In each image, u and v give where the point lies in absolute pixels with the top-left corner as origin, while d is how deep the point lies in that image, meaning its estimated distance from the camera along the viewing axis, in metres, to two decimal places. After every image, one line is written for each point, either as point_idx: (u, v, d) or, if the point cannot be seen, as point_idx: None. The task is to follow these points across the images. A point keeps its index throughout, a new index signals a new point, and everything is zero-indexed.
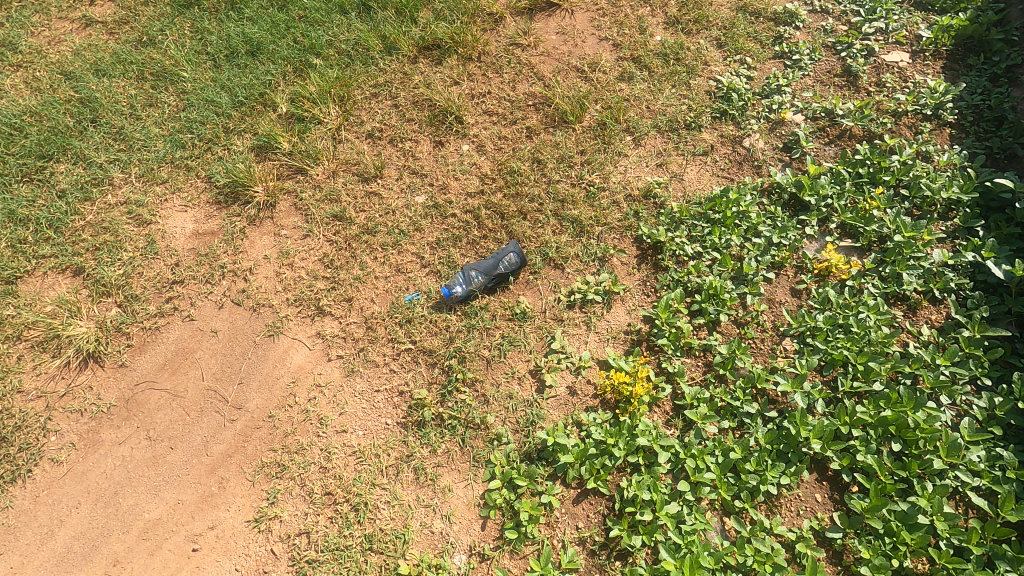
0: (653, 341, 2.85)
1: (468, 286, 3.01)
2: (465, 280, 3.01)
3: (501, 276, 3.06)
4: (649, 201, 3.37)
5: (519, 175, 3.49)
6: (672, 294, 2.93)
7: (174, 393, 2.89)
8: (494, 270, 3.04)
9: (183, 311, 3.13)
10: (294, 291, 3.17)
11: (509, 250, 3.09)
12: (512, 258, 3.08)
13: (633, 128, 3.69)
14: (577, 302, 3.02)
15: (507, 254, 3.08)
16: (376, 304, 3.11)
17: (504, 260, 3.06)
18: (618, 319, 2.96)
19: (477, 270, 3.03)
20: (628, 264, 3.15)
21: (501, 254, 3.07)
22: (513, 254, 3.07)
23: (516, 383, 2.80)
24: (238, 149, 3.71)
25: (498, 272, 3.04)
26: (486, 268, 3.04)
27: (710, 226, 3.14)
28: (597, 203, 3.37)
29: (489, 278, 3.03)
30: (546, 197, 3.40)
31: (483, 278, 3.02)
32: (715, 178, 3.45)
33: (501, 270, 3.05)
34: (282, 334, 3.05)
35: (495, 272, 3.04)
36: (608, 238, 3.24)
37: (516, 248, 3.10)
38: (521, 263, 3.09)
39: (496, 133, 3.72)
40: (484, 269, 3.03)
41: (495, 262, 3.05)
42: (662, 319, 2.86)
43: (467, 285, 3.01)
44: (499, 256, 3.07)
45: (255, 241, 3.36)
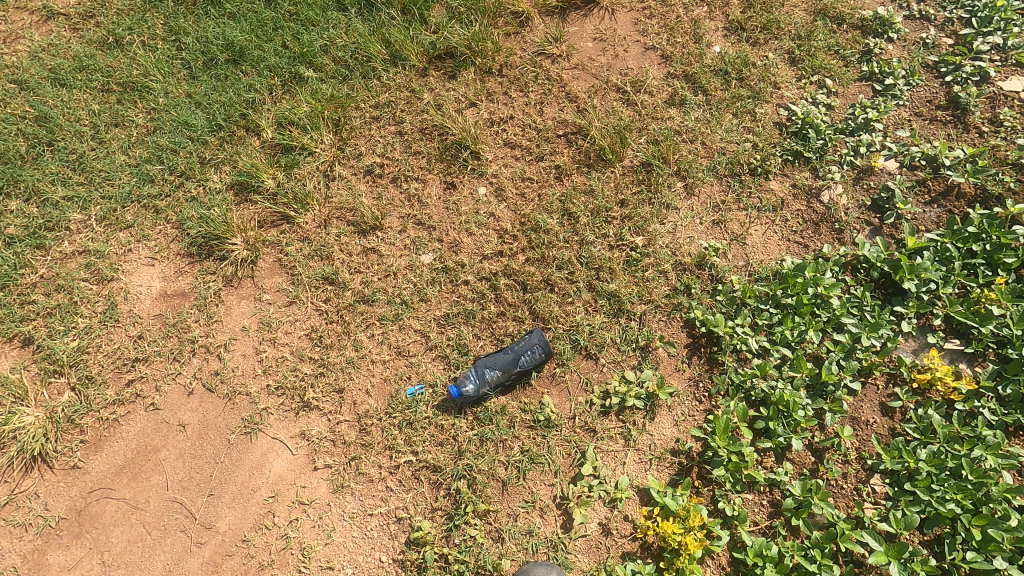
0: (706, 467, 2.33)
1: (481, 386, 2.47)
2: (477, 377, 2.47)
3: (520, 373, 2.51)
4: (704, 271, 2.76)
5: (545, 231, 2.89)
6: (731, 407, 2.39)
7: (133, 505, 2.45)
8: (513, 365, 2.49)
9: (146, 397, 2.66)
10: (276, 376, 2.68)
11: (533, 339, 2.53)
12: (535, 349, 2.52)
13: (685, 170, 3.04)
14: (613, 408, 2.49)
15: (529, 344, 2.52)
16: (371, 399, 2.60)
17: (525, 352, 2.51)
18: (663, 434, 2.43)
19: (491, 365, 2.49)
20: (676, 358, 2.59)
21: (522, 344, 2.52)
22: (537, 345, 2.52)
23: (538, 515, 2.33)
24: (214, 186, 3.14)
25: (517, 368, 2.50)
26: (502, 363, 2.49)
27: (780, 314, 2.55)
28: (640, 272, 2.77)
29: (505, 376, 2.48)
30: (577, 262, 2.80)
31: (498, 376, 2.48)
32: (785, 243, 2.82)
33: (521, 365, 2.50)
34: (260, 433, 2.58)
35: (514, 367, 2.49)
36: (652, 321, 2.67)
37: (541, 337, 2.54)
38: (546, 355, 2.53)
39: (519, 173, 3.09)
40: (500, 364, 2.49)
41: (515, 355, 2.50)
42: (719, 441, 2.32)
43: (479, 384, 2.47)
44: (520, 347, 2.52)
45: (232, 308, 2.85)
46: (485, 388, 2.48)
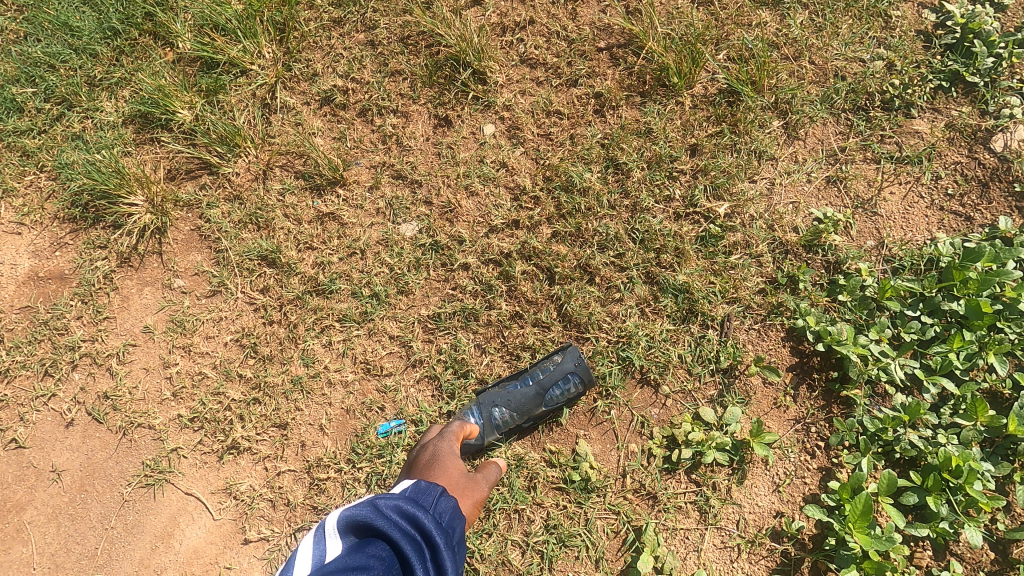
0: (826, 563, 1.55)
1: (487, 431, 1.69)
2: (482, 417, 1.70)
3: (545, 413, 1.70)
4: (816, 256, 1.87)
5: (581, 191, 1.99)
6: (866, 472, 1.58)
7: None
8: (535, 401, 1.69)
9: (8, 431, 1.87)
10: (191, 403, 1.87)
11: (568, 363, 1.71)
12: (569, 378, 1.70)
13: (787, 102, 2.06)
14: (683, 464, 1.68)
15: (561, 370, 1.70)
16: (328, 439, 1.81)
17: (554, 383, 1.70)
18: (759, 507, 1.64)
19: (504, 400, 1.71)
20: (776, 388, 1.75)
21: (551, 371, 1.70)
22: (572, 371, 1.70)
23: None
24: (105, 119, 2.19)
25: (541, 405, 1.70)
26: (520, 397, 1.70)
27: (939, 327, 1.70)
28: (720, 256, 1.89)
29: (522, 417, 1.69)
30: (628, 239, 1.93)
31: (513, 416, 1.70)
32: (937, 213, 1.90)
33: (547, 401, 1.70)
34: (167, 486, 1.79)
35: (537, 405, 1.69)
36: (739, 331, 1.81)
37: (580, 360, 1.71)
38: (584, 388, 1.71)
39: (542, 104, 2.13)
40: (516, 399, 1.70)
41: (539, 387, 1.70)
42: (854, 529, 1.51)
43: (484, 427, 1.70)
44: (546, 376, 1.71)
45: (131, 299, 1.99)
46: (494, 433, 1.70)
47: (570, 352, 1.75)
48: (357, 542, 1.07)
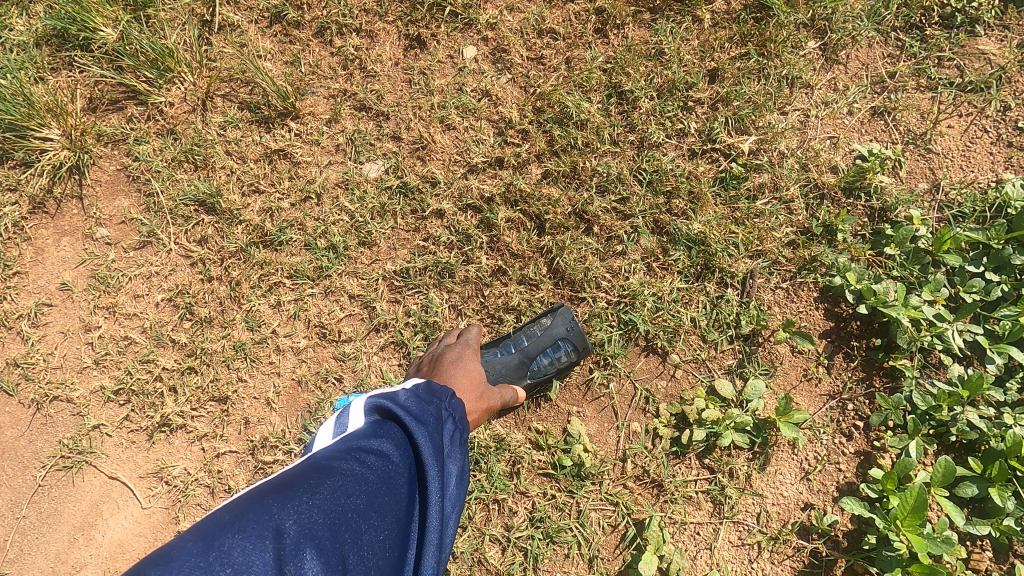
0: (865, 566, 1.30)
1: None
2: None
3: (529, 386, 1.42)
4: (857, 202, 1.57)
5: (578, 124, 1.67)
6: (914, 459, 1.31)
7: None
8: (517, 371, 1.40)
9: None
10: (116, 373, 1.59)
11: (558, 325, 1.42)
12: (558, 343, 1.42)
13: (828, 18, 1.70)
14: (695, 447, 1.41)
15: (549, 334, 1.41)
16: (276, 415, 1.54)
17: (541, 350, 1.41)
18: (783, 498, 1.38)
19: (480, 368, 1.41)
20: (807, 358, 1.46)
21: (537, 335, 1.41)
22: (562, 335, 1.41)
23: None
24: (13, 37, 1.84)
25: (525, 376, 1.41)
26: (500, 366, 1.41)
27: (1008, 287, 1.41)
28: (743, 202, 1.58)
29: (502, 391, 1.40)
30: (634, 181, 1.62)
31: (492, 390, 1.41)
32: (1005, 150, 1.59)
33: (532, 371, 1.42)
34: (88, 469, 1.53)
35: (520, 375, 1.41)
36: (764, 290, 1.52)
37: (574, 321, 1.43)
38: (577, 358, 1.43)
39: (533, 21, 1.75)
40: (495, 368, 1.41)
41: (522, 355, 1.40)
42: (904, 528, 1.24)
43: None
44: (532, 340, 1.41)
45: (47, 251, 1.69)
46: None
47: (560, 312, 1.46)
48: (375, 427, 0.96)
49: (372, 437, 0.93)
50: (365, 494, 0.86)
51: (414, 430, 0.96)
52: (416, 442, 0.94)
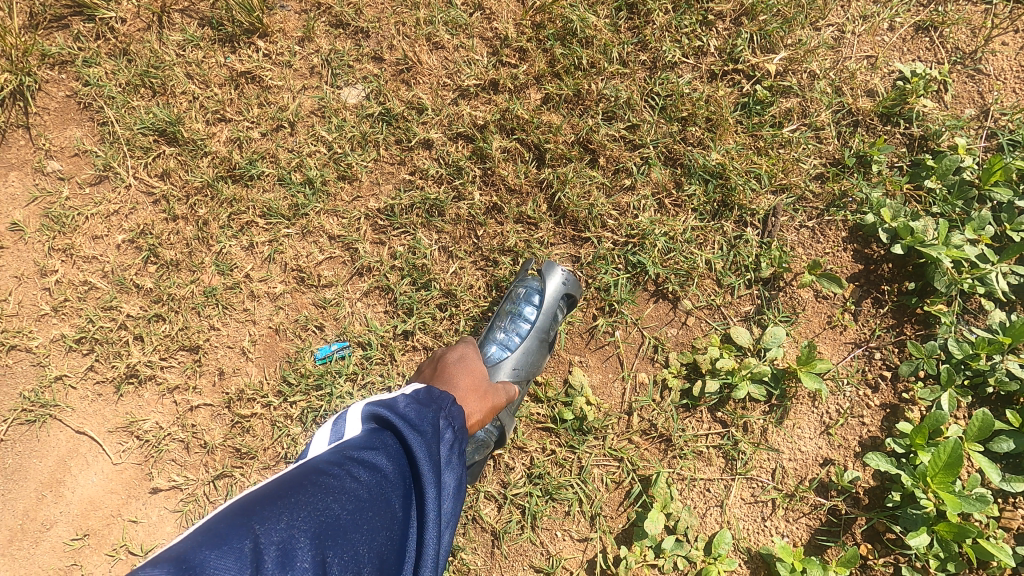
0: (888, 524, 1.20)
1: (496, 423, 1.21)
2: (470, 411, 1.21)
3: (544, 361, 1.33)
4: (895, 130, 1.39)
5: (582, 41, 1.47)
6: (948, 412, 1.20)
7: None
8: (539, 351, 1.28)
9: None
10: (77, 320, 1.46)
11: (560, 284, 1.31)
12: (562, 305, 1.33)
13: None
14: (707, 400, 1.30)
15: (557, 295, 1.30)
16: (252, 365, 1.42)
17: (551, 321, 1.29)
18: (799, 453, 1.28)
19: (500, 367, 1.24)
20: (832, 303, 1.33)
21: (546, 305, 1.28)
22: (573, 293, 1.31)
23: None
24: None
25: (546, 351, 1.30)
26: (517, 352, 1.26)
27: None
28: (767, 130, 1.41)
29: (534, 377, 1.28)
30: (644, 107, 1.44)
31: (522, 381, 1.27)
32: None
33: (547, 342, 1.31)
34: (53, 422, 1.43)
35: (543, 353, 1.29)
36: (787, 230, 1.37)
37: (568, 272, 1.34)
38: (574, 311, 1.36)
39: None
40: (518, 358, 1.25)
41: (535, 330, 1.27)
42: (934, 485, 1.14)
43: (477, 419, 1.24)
44: (541, 313, 1.28)
45: None
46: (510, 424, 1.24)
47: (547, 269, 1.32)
48: (376, 434, 0.81)
49: (367, 445, 0.79)
50: (357, 510, 0.72)
51: (413, 438, 0.80)
52: (416, 451, 0.79)
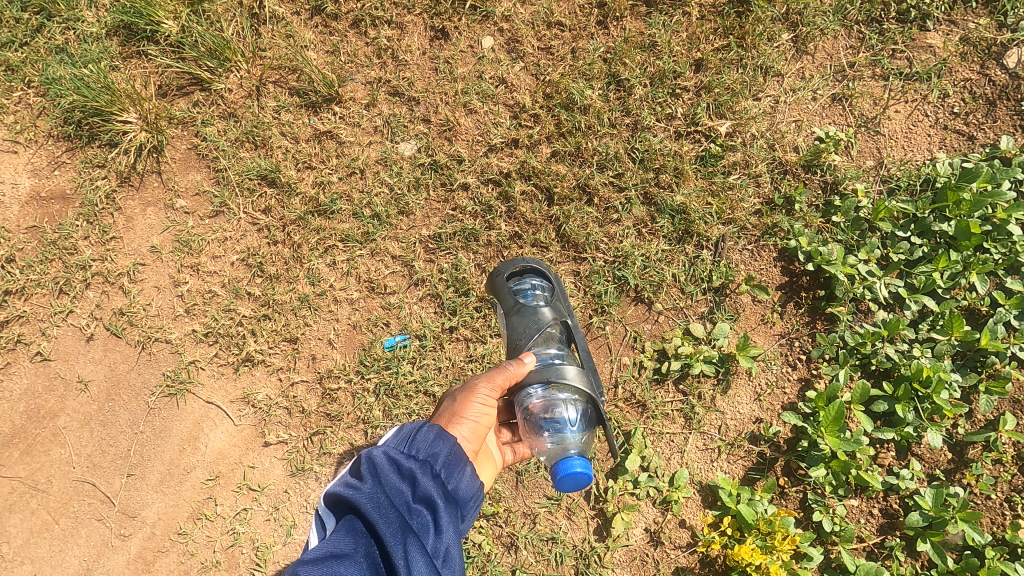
0: (798, 462, 1.69)
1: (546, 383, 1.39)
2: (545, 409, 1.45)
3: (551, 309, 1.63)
4: (813, 177, 1.87)
5: (581, 109, 1.96)
6: (842, 382, 1.69)
7: (32, 486, 1.88)
8: (521, 312, 1.64)
9: (29, 344, 1.95)
10: (204, 318, 1.95)
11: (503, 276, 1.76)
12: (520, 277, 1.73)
13: (797, 14, 1.97)
14: (672, 376, 1.79)
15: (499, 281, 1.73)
16: (336, 352, 1.91)
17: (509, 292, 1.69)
18: (738, 413, 1.76)
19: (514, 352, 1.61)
20: (765, 305, 1.81)
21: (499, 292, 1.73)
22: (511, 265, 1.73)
23: (564, 516, 1.73)
24: (89, 31, 2.10)
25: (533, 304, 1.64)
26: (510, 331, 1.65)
27: (927, 248, 1.74)
28: (719, 176, 1.89)
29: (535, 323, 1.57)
30: (627, 159, 1.92)
31: (531, 330, 1.58)
32: (940, 133, 1.88)
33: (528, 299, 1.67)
34: (189, 394, 1.92)
35: (529, 308, 1.63)
36: (733, 252, 1.85)
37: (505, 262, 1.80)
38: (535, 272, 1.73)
39: (543, 14, 2.01)
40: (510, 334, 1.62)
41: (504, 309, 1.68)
42: (826, 434, 1.65)
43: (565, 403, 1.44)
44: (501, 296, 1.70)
45: (135, 219, 2.02)
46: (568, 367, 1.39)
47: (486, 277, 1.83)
48: (345, 512, 1.16)
49: (340, 524, 1.14)
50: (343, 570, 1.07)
51: (365, 498, 1.14)
52: (370, 505, 1.13)
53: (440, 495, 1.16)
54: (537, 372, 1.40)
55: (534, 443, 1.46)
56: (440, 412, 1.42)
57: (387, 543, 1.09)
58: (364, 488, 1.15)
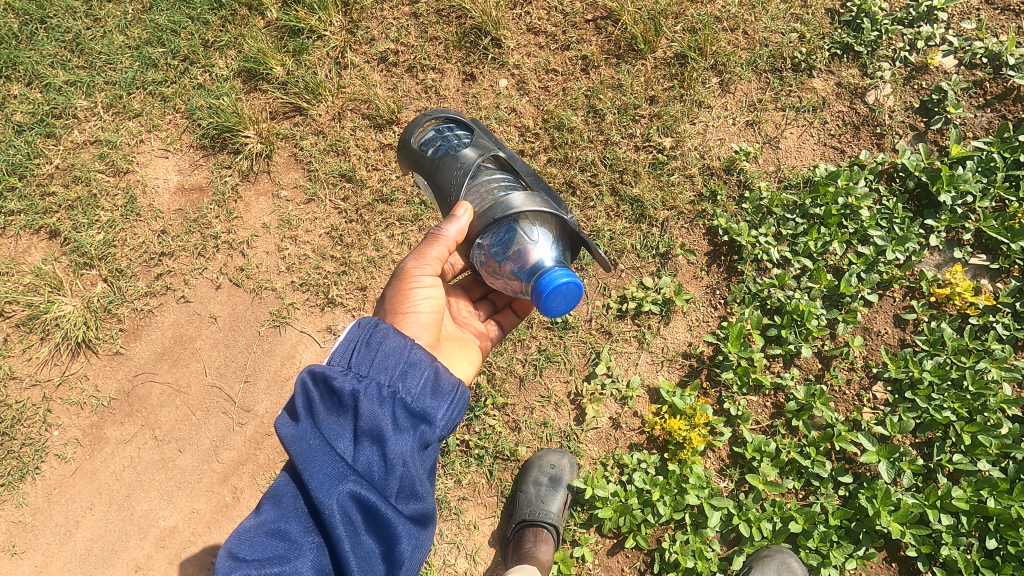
0: (716, 371, 2.43)
1: (489, 220, 1.64)
2: (507, 244, 1.76)
3: (471, 150, 1.85)
4: (732, 177, 2.65)
5: (568, 129, 2.77)
6: (745, 314, 2.44)
7: (176, 388, 2.65)
8: (443, 168, 1.85)
9: (176, 290, 2.76)
10: (299, 273, 2.75)
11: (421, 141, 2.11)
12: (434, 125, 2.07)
13: (722, 65, 2.77)
14: (629, 313, 2.56)
15: (415, 152, 1.94)
16: None
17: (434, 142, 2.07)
18: (676, 338, 2.51)
19: (449, 203, 1.83)
20: (695, 265, 2.59)
21: (421, 160, 1.92)
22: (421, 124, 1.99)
23: (552, 408, 2.50)
24: (221, 74, 2.96)
25: (452, 154, 1.85)
26: (439, 188, 1.86)
27: (806, 225, 2.50)
28: (665, 176, 2.68)
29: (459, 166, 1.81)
30: (600, 164, 2.72)
31: (456, 175, 1.81)
32: (821, 148, 2.67)
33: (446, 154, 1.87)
34: (288, 326, 2.70)
35: (450, 157, 1.85)
36: (674, 228, 2.63)
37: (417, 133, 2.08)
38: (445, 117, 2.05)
39: (543, 64, 2.86)
40: (440, 191, 1.85)
41: (428, 167, 1.90)
42: (732, 347, 2.40)
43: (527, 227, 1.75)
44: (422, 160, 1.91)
45: (251, 204, 2.84)
46: (513, 198, 1.64)
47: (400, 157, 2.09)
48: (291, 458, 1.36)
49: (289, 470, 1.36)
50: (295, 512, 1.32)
51: (300, 445, 1.32)
52: (303, 455, 1.31)
53: (374, 430, 1.34)
54: (477, 219, 1.68)
55: (509, 272, 1.78)
56: (391, 300, 1.82)
57: (330, 492, 1.29)
58: (304, 434, 1.33)
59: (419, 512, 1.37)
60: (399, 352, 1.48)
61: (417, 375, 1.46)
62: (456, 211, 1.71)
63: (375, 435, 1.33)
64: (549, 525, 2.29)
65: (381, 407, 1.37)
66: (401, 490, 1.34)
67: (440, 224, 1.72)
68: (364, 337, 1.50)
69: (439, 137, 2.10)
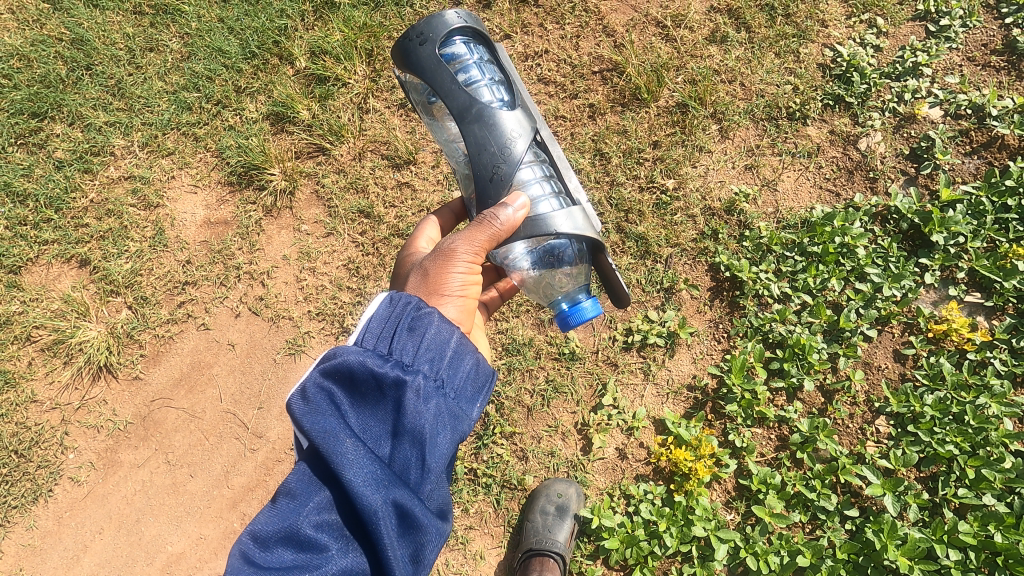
0: (721, 403, 2.48)
1: (544, 230, 1.59)
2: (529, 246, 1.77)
3: (521, 111, 1.63)
4: (732, 218, 2.77)
5: (576, 170, 2.94)
6: (749, 348, 2.50)
7: (192, 414, 2.71)
8: (483, 121, 1.57)
9: (197, 318, 2.86)
10: (316, 303, 2.85)
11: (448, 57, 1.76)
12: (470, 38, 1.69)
13: (721, 113, 2.95)
14: (635, 345, 2.63)
15: (451, 82, 1.60)
16: None
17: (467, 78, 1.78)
18: (681, 370, 2.57)
19: (481, 164, 1.58)
20: (698, 300, 2.68)
21: (460, 96, 1.59)
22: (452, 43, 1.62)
23: (559, 438, 2.54)
24: (251, 116, 3.17)
25: (501, 111, 1.58)
26: (473, 143, 1.58)
27: (805, 263, 2.60)
28: (668, 216, 2.81)
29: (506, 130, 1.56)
30: (606, 204, 2.87)
31: (500, 139, 1.56)
32: (816, 190, 2.80)
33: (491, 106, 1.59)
34: (304, 354, 2.77)
35: (497, 113, 1.57)
36: (677, 264, 2.74)
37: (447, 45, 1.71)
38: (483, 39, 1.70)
39: (552, 111, 3.05)
40: (471, 143, 1.58)
41: (468, 112, 1.58)
42: (735, 379, 2.46)
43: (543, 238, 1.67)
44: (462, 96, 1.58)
45: (273, 237, 2.97)
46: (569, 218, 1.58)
47: (399, 56, 1.69)
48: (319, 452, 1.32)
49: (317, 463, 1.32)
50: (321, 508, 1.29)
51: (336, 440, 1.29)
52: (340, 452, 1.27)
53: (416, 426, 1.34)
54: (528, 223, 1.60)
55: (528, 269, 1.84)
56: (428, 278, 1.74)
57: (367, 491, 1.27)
58: (340, 428, 1.30)
59: (445, 506, 1.40)
60: (441, 340, 1.48)
61: (457, 371, 1.47)
62: (513, 201, 1.59)
63: (418, 432, 1.34)
64: (556, 554, 2.28)
65: (425, 405, 1.37)
66: (434, 491, 1.36)
67: (495, 208, 1.58)
68: (405, 322, 1.49)
69: (470, 67, 1.79)
